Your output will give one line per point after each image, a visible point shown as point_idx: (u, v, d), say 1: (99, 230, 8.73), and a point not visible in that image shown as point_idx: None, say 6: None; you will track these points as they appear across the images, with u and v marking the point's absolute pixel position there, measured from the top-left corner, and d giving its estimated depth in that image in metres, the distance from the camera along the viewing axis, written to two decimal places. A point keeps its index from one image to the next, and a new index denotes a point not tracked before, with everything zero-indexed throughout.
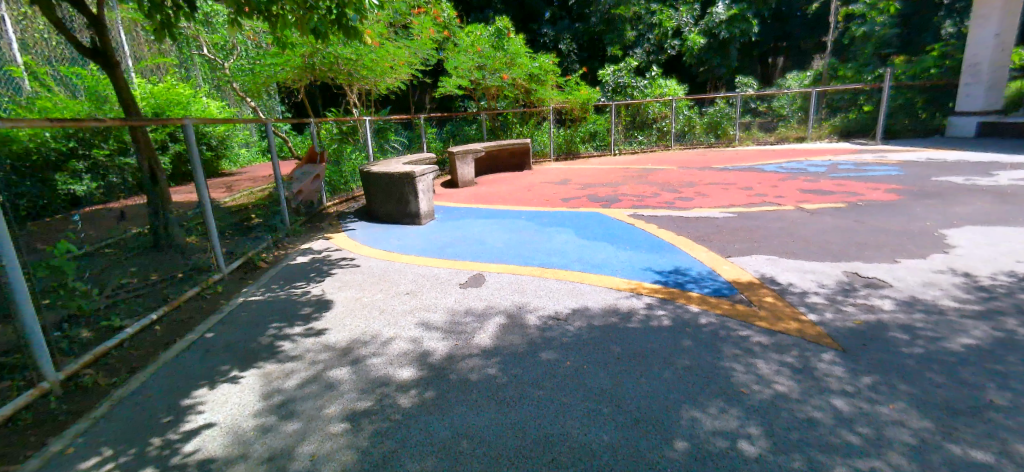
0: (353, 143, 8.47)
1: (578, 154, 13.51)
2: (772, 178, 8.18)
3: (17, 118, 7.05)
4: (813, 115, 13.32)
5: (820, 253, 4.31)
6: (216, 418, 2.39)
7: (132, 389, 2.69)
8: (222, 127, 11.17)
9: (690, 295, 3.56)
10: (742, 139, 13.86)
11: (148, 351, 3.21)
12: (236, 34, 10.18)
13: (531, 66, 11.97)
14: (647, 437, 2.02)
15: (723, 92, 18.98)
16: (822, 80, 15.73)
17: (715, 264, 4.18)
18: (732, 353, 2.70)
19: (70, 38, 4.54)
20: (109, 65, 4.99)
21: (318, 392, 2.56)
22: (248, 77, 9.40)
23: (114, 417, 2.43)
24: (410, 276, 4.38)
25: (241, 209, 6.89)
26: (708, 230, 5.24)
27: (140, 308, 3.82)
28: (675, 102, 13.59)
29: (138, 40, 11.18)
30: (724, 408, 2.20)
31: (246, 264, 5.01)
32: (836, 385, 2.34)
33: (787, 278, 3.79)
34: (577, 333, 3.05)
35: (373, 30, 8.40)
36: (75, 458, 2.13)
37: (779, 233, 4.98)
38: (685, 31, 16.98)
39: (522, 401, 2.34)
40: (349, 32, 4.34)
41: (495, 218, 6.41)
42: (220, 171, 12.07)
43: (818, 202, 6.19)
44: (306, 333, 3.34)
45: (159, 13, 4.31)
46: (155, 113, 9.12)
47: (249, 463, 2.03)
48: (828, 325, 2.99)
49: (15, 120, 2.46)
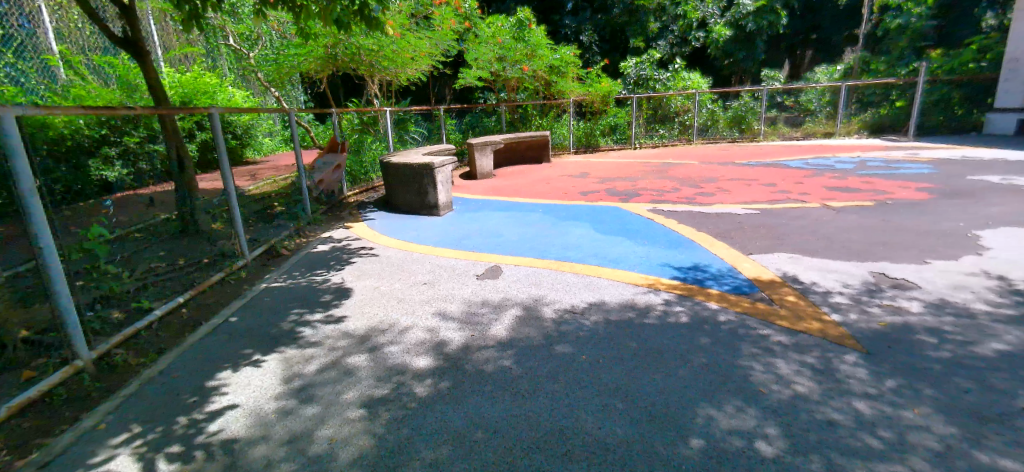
0: (373, 134, 8.55)
1: (598, 147, 13.45)
2: (796, 174, 7.98)
3: (53, 106, 7.32)
4: (842, 110, 12.92)
5: (845, 253, 4.20)
6: (239, 400, 2.47)
7: (160, 370, 2.80)
8: (246, 116, 11.45)
9: (709, 291, 3.52)
10: (767, 134, 13.51)
11: (175, 333, 3.32)
12: (261, 23, 10.26)
13: (552, 58, 11.84)
14: (662, 433, 2.02)
15: (748, 86, 18.60)
16: (852, 74, 15.27)
17: (735, 261, 4.12)
18: (750, 352, 2.66)
19: (103, 27, 4.60)
20: (139, 55, 5.08)
21: (336, 378, 2.62)
22: (272, 67, 9.64)
23: (142, 396, 2.53)
24: (427, 266, 4.43)
25: (265, 197, 7.03)
26: (730, 227, 5.15)
27: (168, 292, 3.93)
28: (698, 95, 13.29)
29: (166, 30, 11.44)
30: (741, 407, 2.18)
31: (269, 251, 5.10)
32: (858, 388, 2.29)
33: (810, 277, 3.71)
34: (592, 328, 3.04)
35: (394, 20, 8.48)
36: (106, 434, 2.22)
37: (802, 231, 4.87)
38: (710, 22, 16.65)
39: (536, 394, 2.36)
40: (371, 23, 4.36)
41: (511, 211, 6.41)
42: (245, 159, 12.35)
43: (844, 200, 6.02)
44: (326, 320, 3.41)
45: (187, 3, 4.36)
46: (183, 102, 9.34)
47: (270, 444, 2.10)
48: (852, 326, 2.92)
49: (53, 108, 2.54)
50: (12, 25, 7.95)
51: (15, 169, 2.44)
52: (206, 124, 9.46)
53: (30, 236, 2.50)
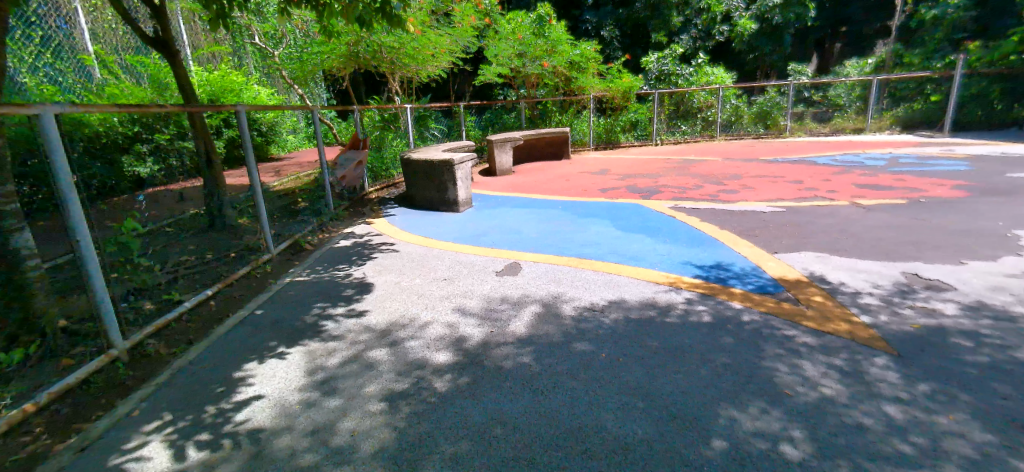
0: (394, 130, 8.64)
1: (618, 144, 13.33)
2: (824, 171, 7.77)
3: (90, 104, 7.61)
4: (873, 104, 12.53)
5: (875, 252, 4.07)
6: (264, 391, 2.53)
7: (190, 360, 2.89)
8: (271, 113, 11.70)
9: (732, 291, 3.45)
10: (793, 129, 13.12)
11: (204, 324, 3.42)
12: (286, 22, 10.44)
13: (572, 53, 11.75)
14: (682, 433, 2.00)
15: (773, 80, 18.14)
16: (885, 67, 14.76)
17: (760, 260, 4.03)
18: (775, 352, 2.61)
19: (135, 27, 4.73)
20: (169, 54, 5.22)
21: (358, 371, 2.66)
22: (296, 66, 9.83)
23: (172, 385, 2.61)
24: (447, 262, 4.46)
25: (289, 193, 7.17)
26: (754, 225, 5.04)
27: (197, 285, 4.04)
28: (722, 90, 13.04)
29: (195, 30, 11.75)
30: (765, 409, 2.13)
31: (293, 246, 5.20)
32: (889, 391, 2.22)
33: (837, 277, 3.61)
34: (612, 326, 3.02)
35: (415, 17, 8.52)
36: (139, 421, 2.30)
37: (829, 230, 4.73)
38: (734, 16, 16.23)
39: (556, 391, 2.35)
40: (393, 20, 4.38)
41: (531, 208, 6.40)
42: (271, 156, 12.61)
43: (875, 198, 5.83)
44: (348, 314, 3.47)
45: (215, 3, 4.46)
46: (211, 100, 9.58)
47: (294, 434, 2.15)
48: (882, 327, 2.83)
49: (88, 106, 2.60)
50: (50, 26, 8.26)
51: (54, 165, 2.54)
52: (233, 121, 9.68)
53: (67, 229, 2.60)
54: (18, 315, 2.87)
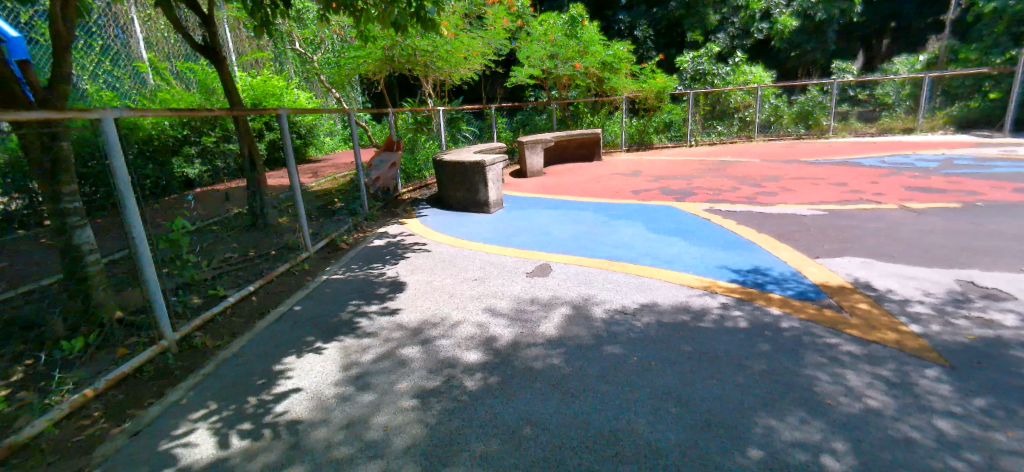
0: (427, 132, 8.83)
1: (651, 145, 13.13)
2: (870, 173, 7.42)
3: (144, 109, 8.06)
4: (924, 103, 11.93)
5: (926, 258, 3.85)
6: (302, 384, 2.62)
7: (233, 352, 3.02)
8: (309, 116, 12.10)
9: (770, 296, 3.34)
10: (837, 130, 12.63)
11: (246, 318, 3.57)
12: (324, 28, 10.78)
13: (605, 54, 11.66)
14: (717, 440, 1.95)
15: (815, 79, 17.50)
16: (938, 63, 13.96)
17: (800, 264, 3.88)
18: (816, 361, 2.51)
19: (186, 36, 4.99)
20: (217, 60, 5.48)
21: (391, 368, 2.73)
22: (334, 71, 10.17)
23: (217, 376, 2.74)
24: (478, 262, 4.49)
25: (326, 193, 7.40)
26: (794, 228, 4.86)
27: (240, 280, 4.22)
28: (760, 89, 12.66)
29: (240, 37, 12.30)
30: (805, 419, 2.06)
31: (329, 245, 5.36)
32: (940, 405, 2.10)
33: (884, 283, 3.44)
34: (644, 329, 2.97)
35: (449, 21, 8.66)
36: (186, 409, 2.42)
37: (876, 234, 4.51)
38: (774, 13, 15.68)
39: (587, 393, 2.34)
40: (427, 24, 4.45)
41: (561, 209, 6.38)
42: (309, 157, 13.05)
43: (926, 201, 5.52)
44: (381, 311, 3.55)
45: (260, 11, 4.65)
46: (254, 104, 10.00)
47: (330, 427, 2.22)
48: (933, 338, 2.68)
49: (144, 112, 2.77)
50: (108, 35, 8.83)
51: (113, 166, 2.71)
52: (274, 124, 10.06)
53: (124, 226, 2.77)
54: (80, 306, 3.10)
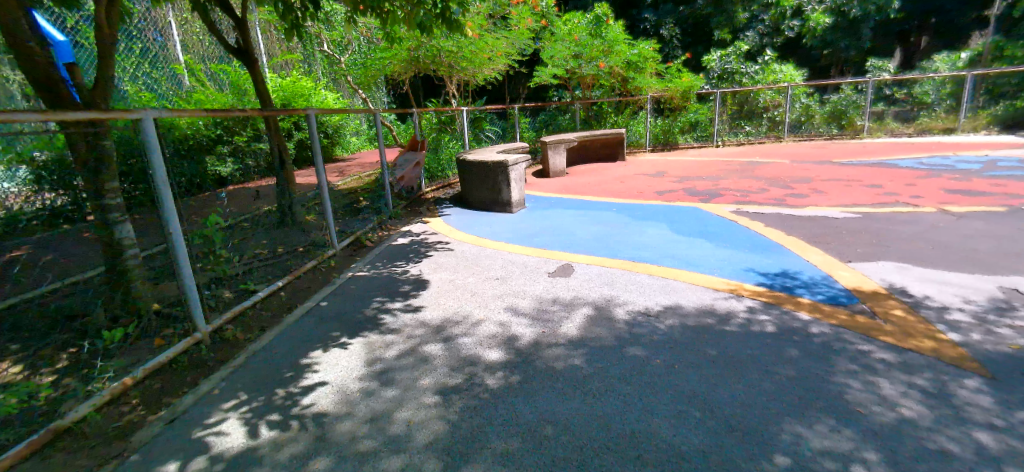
0: (451, 132, 8.94)
1: (676, 145, 12.93)
2: (907, 175, 7.14)
3: (180, 109, 8.38)
4: (966, 102, 11.42)
5: (968, 264, 3.69)
6: (328, 378, 2.68)
7: (263, 346, 3.11)
8: (336, 116, 12.35)
9: (799, 300, 3.26)
10: (872, 130, 12.22)
11: (275, 313, 3.68)
12: (352, 30, 10.98)
13: (629, 53, 11.54)
14: (742, 446, 1.91)
15: (849, 77, 16.93)
16: (982, 61, 13.33)
17: (831, 268, 3.77)
18: (847, 368, 2.44)
19: (221, 38, 5.16)
20: (249, 62, 5.65)
21: (414, 364, 2.76)
22: (360, 72, 10.37)
23: (247, 368, 2.83)
24: (500, 261, 4.51)
25: (352, 192, 7.55)
26: (825, 231, 4.72)
27: (269, 276, 4.34)
28: (790, 88, 12.32)
29: (271, 39, 12.65)
30: (835, 427, 2.00)
31: (355, 242, 5.46)
32: (981, 417, 2.01)
33: (921, 290, 3.31)
34: (668, 332, 2.94)
35: (473, 21, 8.72)
36: (218, 399, 2.51)
37: (913, 238, 4.34)
38: (806, 9, 15.23)
39: (609, 395, 2.33)
40: (452, 25, 4.48)
41: (584, 209, 6.35)
42: (336, 157, 13.33)
43: (967, 204, 5.28)
44: (405, 308, 3.61)
45: (290, 14, 4.77)
46: (284, 105, 10.27)
47: (355, 420, 2.26)
48: (974, 347, 2.57)
49: (182, 112, 2.88)
50: (147, 38, 9.21)
51: (152, 164, 2.82)
52: (303, 124, 10.31)
53: (161, 222, 2.89)
54: (120, 297, 3.25)
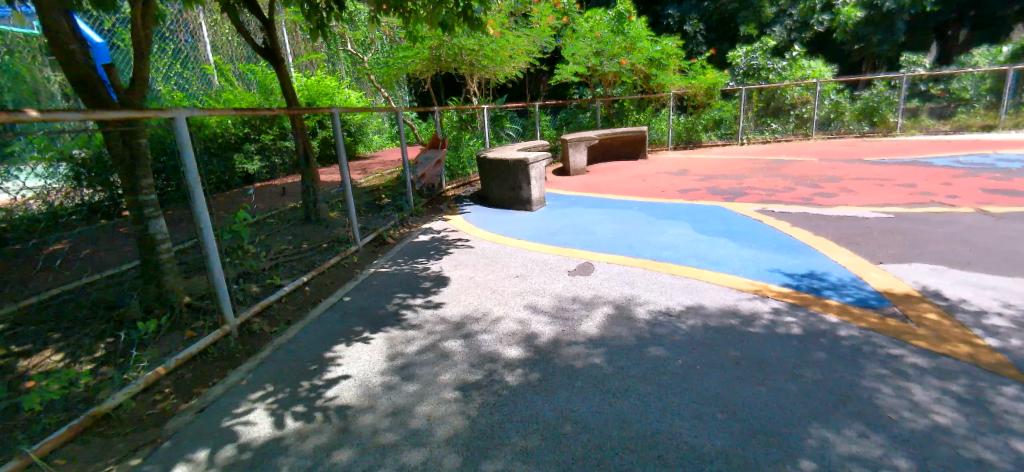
0: (471, 130, 9.05)
1: (700, 143, 12.72)
2: (942, 174, 6.88)
3: (210, 108, 8.63)
4: (1008, 98, 10.92)
5: (1008, 267, 3.53)
6: (351, 371, 2.73)
7: (288, 339, 3.19)
8: (359, 115, 12.54)
9: (826, 302, 3.17)
10: (906, 128, 11.80)
11: (299, 307, 3.76)
12: (375, 29, 11.12)
13: (652, 50, 11.39)
14: (766, 449, 1.88)
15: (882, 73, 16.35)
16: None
17: (861, 270, 3.66)
18: (877, 372, 2.36)
19: (249, 39, 5.28)
20: (276, 62, 5.77)
21: (434, 360, 2.80)
22: (383, 70, 10.51)
23: (274, 361, 2.90)
24: (520, 259, 4.52)
25: (375, 189, 7.66)
26: (855, 232, 4.58)
27: (294, 271, 4.44)
28: (819, 85, 11.98)
29: (297, 40, 12.92)
30: (864, 432, 1.95)
31: (377, 239, 5.54)
32: (1020, 426, 1.93)
33: (957, 293, 3.19)
34: (689, 332, 2.90)
35: (495, 20, 8.74)
36: (245, 389, 2.59)
37: (949, 239, 4.18)
38: (837, 3, 14.81)
39: (629, 394, 2.31)
40: (473, 24, 4.49)
41: (605, 208, 6.31)
42: (358, 154, 13.55)
43: (1007, 205, 5.06)
44: (426, 304, 3.65)
45: (315, 15, 4.85)
46: (308, 103, 10.47)
47: (377, 413, 2.31)
48: (1014, 354, 2.46)
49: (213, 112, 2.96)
50: (179, 40, 9.50)
51: (185, 162, 2.91)
52: (326, 123, 10.50)
53: (193, 218, 2.98)
54: (154, 290, 3.37)
